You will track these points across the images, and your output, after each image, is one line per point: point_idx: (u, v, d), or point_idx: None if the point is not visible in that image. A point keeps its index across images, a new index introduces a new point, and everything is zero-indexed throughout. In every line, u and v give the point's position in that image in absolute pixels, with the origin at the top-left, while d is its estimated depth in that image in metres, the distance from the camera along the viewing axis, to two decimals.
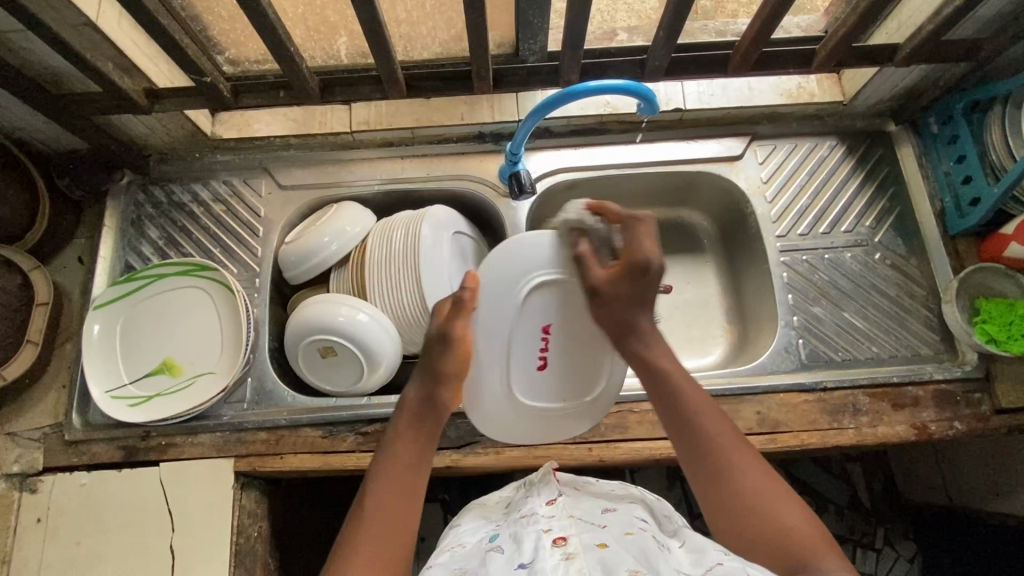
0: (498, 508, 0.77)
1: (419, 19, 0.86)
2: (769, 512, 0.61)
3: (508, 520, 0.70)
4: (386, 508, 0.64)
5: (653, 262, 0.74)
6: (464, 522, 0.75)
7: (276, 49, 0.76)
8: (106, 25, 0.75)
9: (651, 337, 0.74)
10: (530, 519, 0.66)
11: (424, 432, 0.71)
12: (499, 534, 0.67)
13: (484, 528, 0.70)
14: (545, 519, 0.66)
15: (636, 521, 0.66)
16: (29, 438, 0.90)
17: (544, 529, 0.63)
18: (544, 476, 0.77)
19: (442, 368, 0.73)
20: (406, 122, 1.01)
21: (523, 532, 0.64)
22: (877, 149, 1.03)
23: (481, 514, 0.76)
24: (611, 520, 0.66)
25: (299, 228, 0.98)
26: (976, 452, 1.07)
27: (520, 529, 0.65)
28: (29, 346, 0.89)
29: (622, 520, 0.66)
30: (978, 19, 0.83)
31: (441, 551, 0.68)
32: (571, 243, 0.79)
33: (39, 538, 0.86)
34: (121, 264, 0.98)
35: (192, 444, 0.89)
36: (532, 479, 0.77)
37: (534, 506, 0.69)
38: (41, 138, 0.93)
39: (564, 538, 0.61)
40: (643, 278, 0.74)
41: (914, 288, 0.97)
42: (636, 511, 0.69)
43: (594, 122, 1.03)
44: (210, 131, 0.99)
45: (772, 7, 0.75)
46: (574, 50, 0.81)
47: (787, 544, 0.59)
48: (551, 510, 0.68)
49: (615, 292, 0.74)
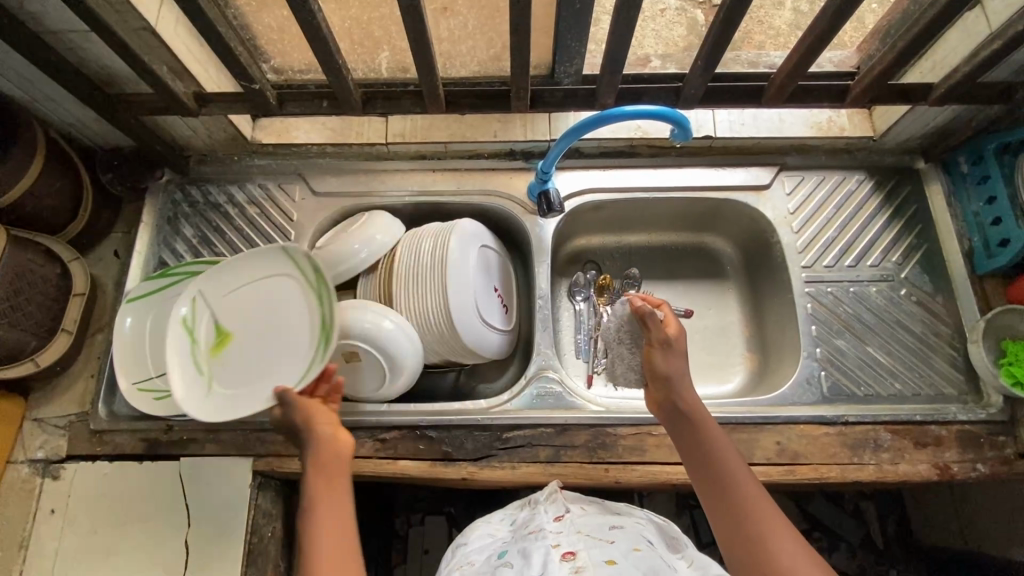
0: (504, 524, 0.76)
1: (460, 38, 0.89)
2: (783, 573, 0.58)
3: (516, 537, 0.70)
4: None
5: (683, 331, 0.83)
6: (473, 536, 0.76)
7: (325, 61, 0.78)
8: (163, 30, 0.78)
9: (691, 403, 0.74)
10: (538, 535, 0.67)
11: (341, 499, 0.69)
12: (508, 550, 0.67)
13: (493, 546, 0.71)
14: (552, 535, 0.66)
15: (643, 539, 0.66)
16: (55, 426, 0.92)
17: (553, 544, 0.63)
18: (550, 494, 0.78)
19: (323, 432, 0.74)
20: (440, 136, 1.03)
21: (532, 546, 0.65)
22: (906, 186, 1.04)
23: (487, 532, 0.76)
24: (618, 536, 0.66)
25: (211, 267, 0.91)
26: (994, 498, 1.06)
27: (529, 545, 0.65)
28: (63, 334, 0.91)
29: (629, 536, 0.66)
30: (1013, 63, 0.83)
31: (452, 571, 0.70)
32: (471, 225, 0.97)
33: (57, 525, 0.87)
34: (155, 259, 1.00)
35: (212, 441, 0.90)
36: (538, 496, 0.79)
37: (542, 523, 0.70)
38: (90, 134, 0.96)
39: (573, 552, 0.62)
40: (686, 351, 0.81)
41: (939, 327, 0.97)
42: (643, 531, 0.69)
43: (624, 145, 1.04)
44: (250, 136, 1.02)
45: (811, 43, 0.77)
46: (612, 74, 0.82)
47: None
48: (559, 526, 0.69)
49: (680, 344, 0.80)
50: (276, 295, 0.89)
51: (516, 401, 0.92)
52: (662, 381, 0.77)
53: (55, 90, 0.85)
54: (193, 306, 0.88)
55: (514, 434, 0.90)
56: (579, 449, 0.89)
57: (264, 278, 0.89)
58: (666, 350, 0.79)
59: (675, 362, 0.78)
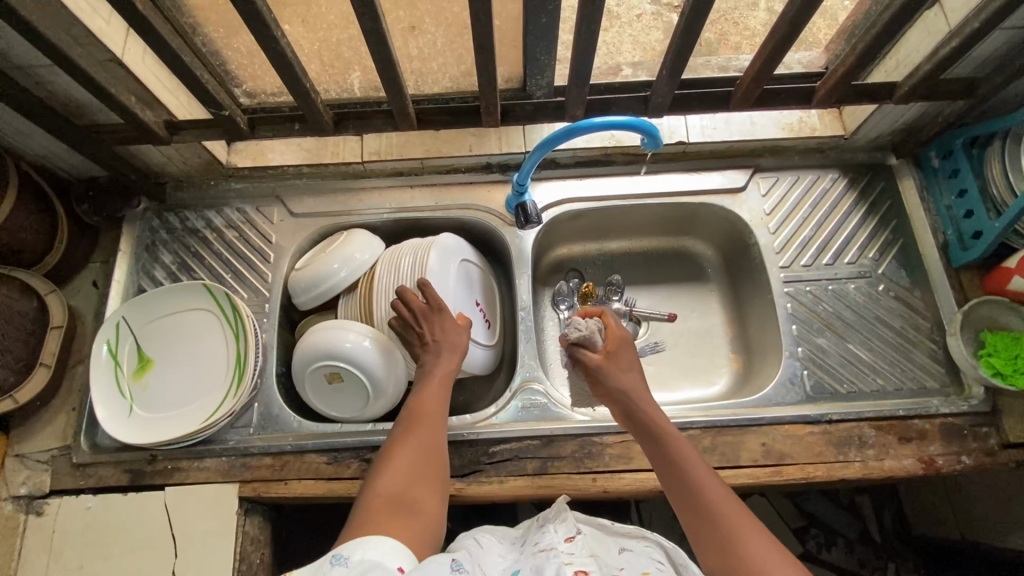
0: (513, 545, 0.72)
1: (430, 56, 0.90)
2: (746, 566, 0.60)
3: (527, 555, 0.65)
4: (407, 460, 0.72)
5: (624, 340, 0.90)
6: (485, 544, 0.72)
7: (292, 84, 0.78)
8: (130, 60, 0.78)
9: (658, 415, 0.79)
10: (550, 553, 0.63)
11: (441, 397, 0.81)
12: (520, 570, 0.63)
13: (503, 565, 0.66)
14: (565, 554, 0.63)
15: (653, 562, 0.65)
16: (37, 460, 0.91)
17: (565, 561, 0.60)
18: (558, 511, 0.73)
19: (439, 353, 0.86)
20: (416, 153, 1.03)
21: (544, 564, 0.61)
22: (879, 183, 1.05)
23: (496, 551, 0.71)
24: (627, 562, 0.64)
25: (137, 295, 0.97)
26: (985, 487, 1.06)
27: (542, 562, 0.61)
28: (41, 368, 0.90)
29: (639, 561, 0.65)
30: (975, 59, 0.84)
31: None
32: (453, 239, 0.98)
33: (42, 562, 0.86)
34: (134, 287, 1.00)
35: (197, 468, 0.89)
36: (546, 514, 0.74)
37: (553, 541, 0.66)
38: (64, 165, 0.96)
39: (586, 571, 0.59)
40: (629, 357, 0.88)
41: (918, 320, 0.98)
42: (653, 553, 0.67)
43: (599, 154, 1.04)
44: (225, 160, 1.02)
45: (772, 48, 0.78)
46: (580, 86, 0.83)
47: None
48: (571, 546, 0.65)
49: (613, 364, 0.87)
50: (204, 334, 0.95)
51: (502, 414, 0.92)
52: (616, 402, 0.83)
53: (24, 123, 0.84)
54: (116, 330, 0.93)
55: (501, 448, 0.90)
56: (566, 459, 0.89)
57: (197, 319, 0.95)
58: (602, 378, 0.86)
59: (613, 382, 0.84)
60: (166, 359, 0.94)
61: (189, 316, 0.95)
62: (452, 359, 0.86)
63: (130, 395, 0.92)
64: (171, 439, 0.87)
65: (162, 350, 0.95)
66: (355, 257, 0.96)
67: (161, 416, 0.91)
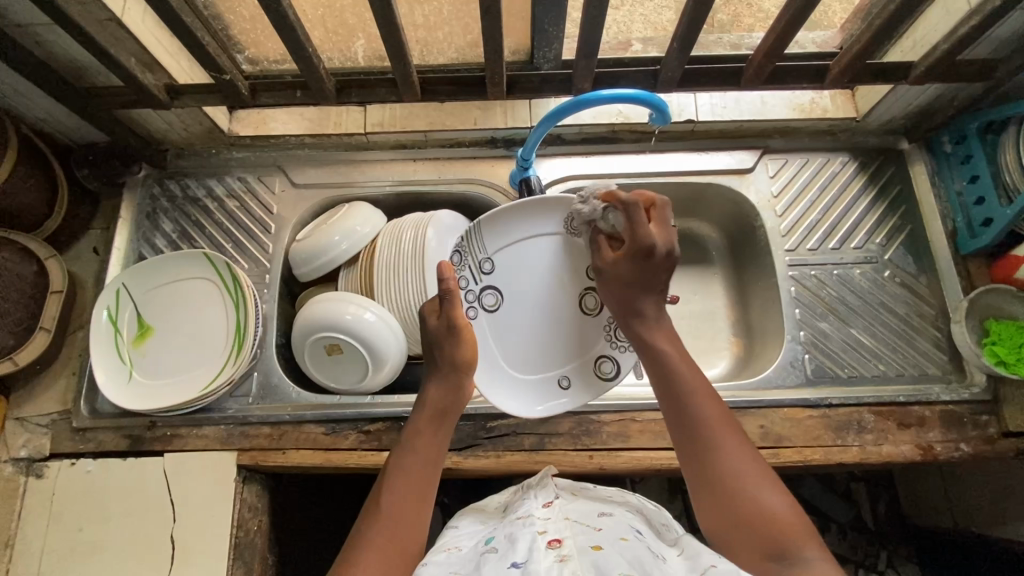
0: (496, 513, 0.73)
1: (436, 25, 0.88)
2: (744, 498, 0.62)
3: (504, 522, 0.67)
4: (403, 492, 0.67)
5: (660, 245, 0.76)
6: (463, 525, 0.71)
7: (295, 48, 0.77)
8: (130, 21, 0.77)
9: (652, 318, 0.77)
10: (525, 521, 0.64)
11: (438, 429, 0.74)
12: (495, 536, 0.64)
13: (481, 533, 0.67)
14: (539, 522, 0.63)
15: (633, 528, 0.63)
16: (37, 424, 0.92)
17: (539, 530, 0.61)
18: (541, 480, 0.74)
19: (459, 357, 0.76)
20: (419, 125, 1.02)
21: (518, 532, 0.62)
22: (890, 167, 1.03)
23: (479, 519, 0.72)
24: (607, 524, 0.63)
25: (137, 262, 0.97)
26: (981, 476, 1.06)
27: (515, 531, 0.62)
28: (41, 332, 0.90)
29: (618, 525, 0.64)
30: (993, 40, 0.82)
31: (436, 549, 0.66)
32: (451, 214, 0.96)
33: (42, 523, 0.87)
34: (135, 255, 1.00)
35: (195, 436, 0.90)
36: (528, 484, 0.75)
37: (530, 508, 0.67)
38: (64, 129, 0.95)
39: (559, 540, 0.59)
40: (650, 261, 0.76)
41: (922, 307, 0.97)
42: (632, 518, 0.66)
43: (605, 130, 1.03)
44: (227, 128, 1.01)
45: (787, 23, 0.76)
46: (588, 59, 0.81)
47: (762, 527, 0.60)
48: (547, 512, 0.65)
49: (619, 275, 0.78)
50: (204, 303, 0.94)
51: None
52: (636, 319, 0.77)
53: (24, 84, 0.83)
54: (116, 297, 0.93)
55: (498, 423, 0.90)
56: (564, 436, 0.89)
57: (198, 288, 0.95)
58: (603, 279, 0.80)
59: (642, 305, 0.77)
60: (162, 327, 0.94)
61: (189, 284, 0.95)
62: (449, 382, 0.76)
63: (129, 360, 0.92)
64: (167, 406, 0.87)
65: (158, 317, 0.94)
66: (354, 229, 0.95)
67: (159, 383, 0.91)
